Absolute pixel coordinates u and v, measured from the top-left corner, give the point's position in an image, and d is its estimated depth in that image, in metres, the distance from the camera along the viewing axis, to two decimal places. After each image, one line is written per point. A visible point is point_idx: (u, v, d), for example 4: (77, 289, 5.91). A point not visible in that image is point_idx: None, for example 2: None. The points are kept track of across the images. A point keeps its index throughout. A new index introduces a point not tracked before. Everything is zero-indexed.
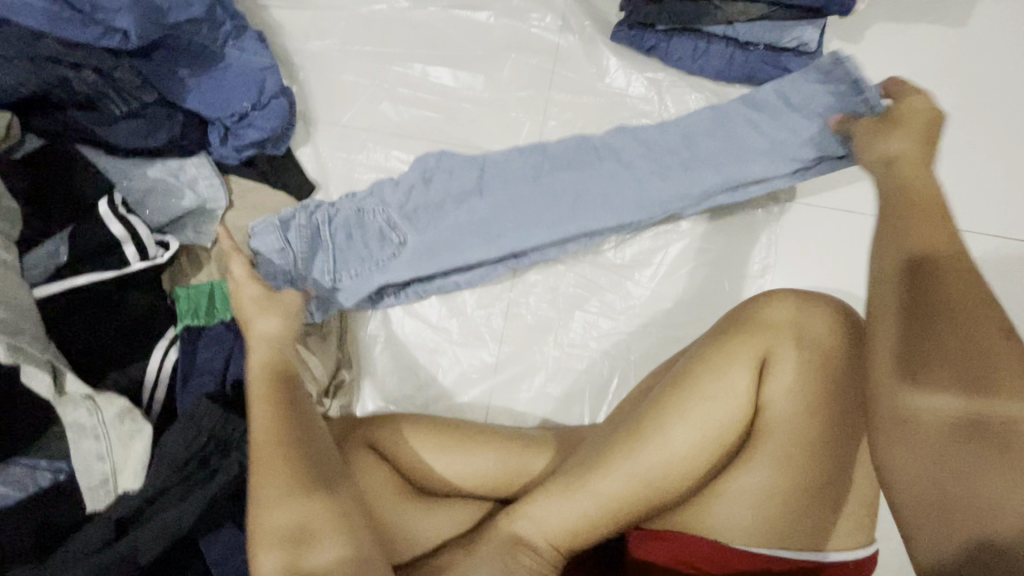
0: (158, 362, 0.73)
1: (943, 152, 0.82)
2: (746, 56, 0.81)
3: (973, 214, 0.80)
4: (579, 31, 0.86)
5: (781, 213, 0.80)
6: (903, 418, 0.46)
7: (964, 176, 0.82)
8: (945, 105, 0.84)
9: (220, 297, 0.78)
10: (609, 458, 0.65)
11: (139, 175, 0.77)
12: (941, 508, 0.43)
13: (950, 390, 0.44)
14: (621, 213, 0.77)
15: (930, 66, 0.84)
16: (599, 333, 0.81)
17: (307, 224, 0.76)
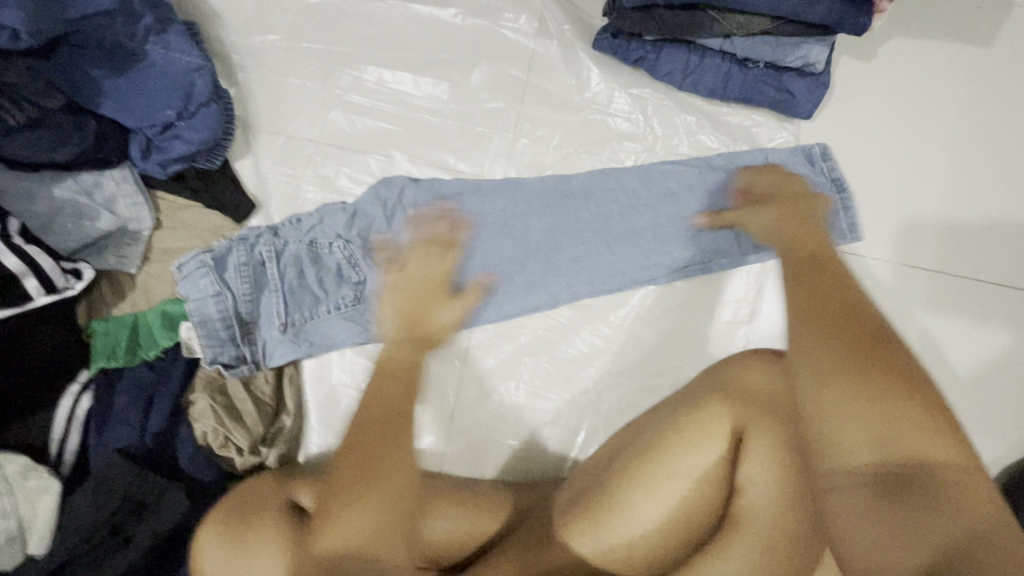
0: (68, 411, 0.65)
1: (955, 189, 0.74)
2: (744, 75, 0.71)
3: (985, 259, 0.73)
4: (558, 36, 0.76)
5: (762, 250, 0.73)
6: (825, 449, 0.39)
7: (976, 219, 0.74)
8: (963, 135, 0.75)
9: (143, 332, 0.70)
10: (571, 529, 0.60)
11: (44, 193, 0.67)
12: (880, 533, 0.35)
13: (852, 394, 0.39)
14: (595, 260, 0.73)
15: (948, 92, 0.75)
16: (569, 380, 0.74)
17: (250, 262, 0.68)
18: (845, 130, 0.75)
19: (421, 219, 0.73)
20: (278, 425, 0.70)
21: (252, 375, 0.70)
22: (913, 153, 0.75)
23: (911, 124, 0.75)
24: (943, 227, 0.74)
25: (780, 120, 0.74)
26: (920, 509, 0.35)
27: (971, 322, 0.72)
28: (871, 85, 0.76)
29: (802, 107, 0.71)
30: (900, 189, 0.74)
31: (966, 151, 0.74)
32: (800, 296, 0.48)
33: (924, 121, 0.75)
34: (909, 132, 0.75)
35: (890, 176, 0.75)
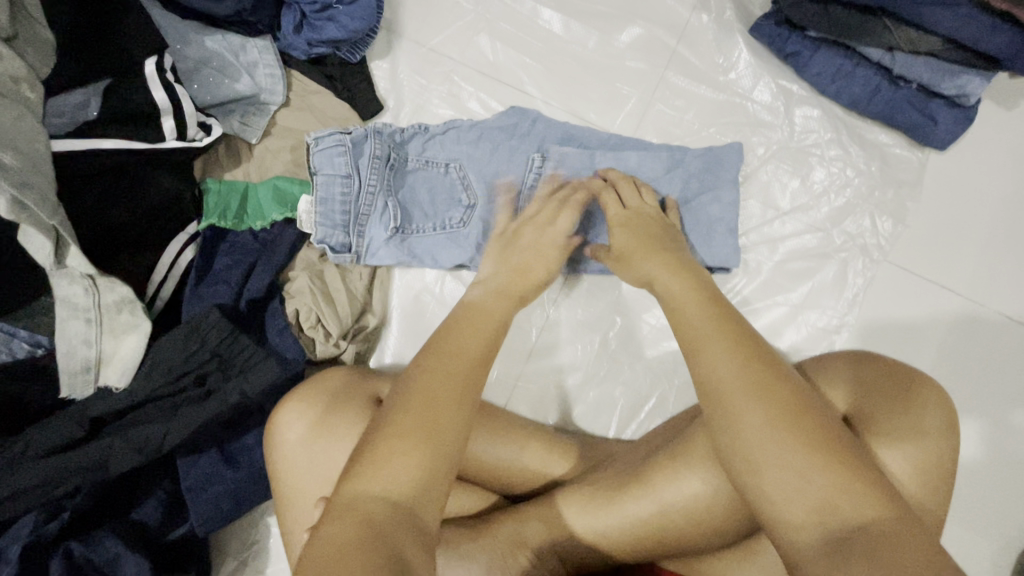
0: (172, 257, 0.65)
1: None
2: (894, 92, 0.71)
3: None
4: (715, 13, 0.76)
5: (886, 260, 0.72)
6: (771, 496, 0.40)
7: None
8: None
9: (253, 201, 0.70)
10: (648, 478, 0.57)
11: (194, 42, 0.67)
12: (823, 488, 0.39)
13: (775, 424, 0.41)
14: (714, 238, 0.70)
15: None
16: (651, 346, 0.75)
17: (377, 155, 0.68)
18: (975, 170, 0.75)
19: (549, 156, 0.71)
20: (362, 323, 0.71)
21: (349, 269, 0.70)
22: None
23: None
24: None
25: (912, 146, 0.75)
26: (844, 441, 0.41)
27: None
28: (1010, 131, 0.76)
29: (941, 135, 0.71)
30: (1018, 239, 0.74)
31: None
32: (737, 339, 0.46)
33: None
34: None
35: (1011, 224, 0.74)
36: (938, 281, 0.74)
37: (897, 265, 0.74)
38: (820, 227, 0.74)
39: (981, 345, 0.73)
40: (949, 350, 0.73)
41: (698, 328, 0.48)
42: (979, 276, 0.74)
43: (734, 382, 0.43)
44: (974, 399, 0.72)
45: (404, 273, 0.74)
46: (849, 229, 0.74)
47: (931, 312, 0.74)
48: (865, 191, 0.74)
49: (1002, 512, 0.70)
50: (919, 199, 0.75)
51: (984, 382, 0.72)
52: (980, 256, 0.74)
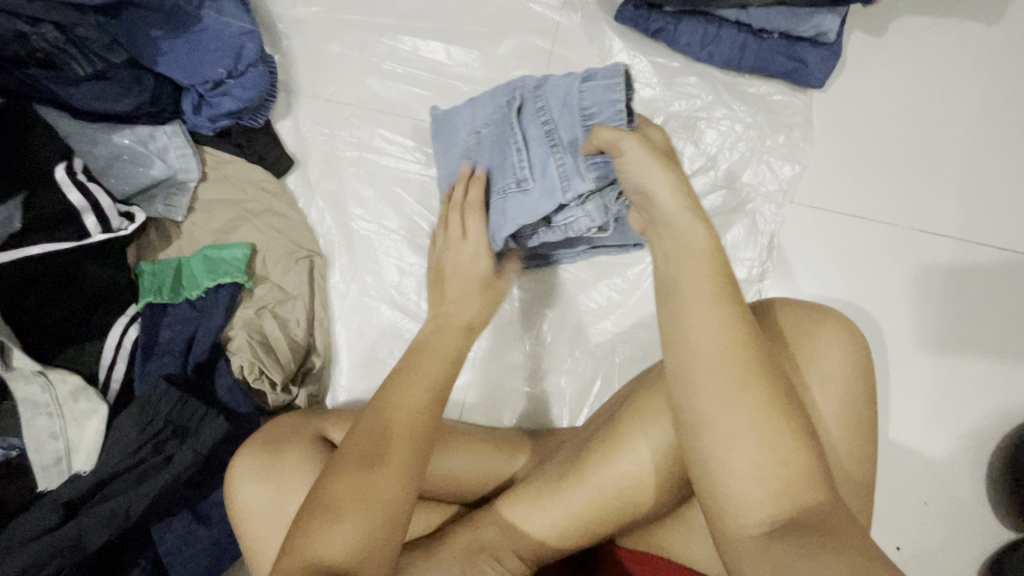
0: (117, 339, 0.70)
1: (962, 158, 0.76)
2: (758, 45, 0.74)
3: (992, 227, 0.75)
4: (581, 9, 0.80)
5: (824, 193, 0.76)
6: (724, 474, 0.42)
7: (995, 190, 0.75)
8: (977, 107, 0.76)
9: (187, 273, 0.74)
10: (584, 465, 0.58)
11: (103, 141, 0.73)
12: (780, 474, 0.41)
13: (749, 402, 0.42)
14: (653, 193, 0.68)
15: (972, 66, 0.77)
16: (586, 334, 0.77)
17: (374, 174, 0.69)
18: (859, 102, 0.78)
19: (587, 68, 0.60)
20: (308, 365, 0.75)
21: (286, 318, 0.75)
22: (936, 126, 0.76)
23: (934, 96, 0.77)
24: (963, 200, 0.75)
25: (792, 90, 0.77)
26: (804, 424, 0.43)
27: (983, 291, 0.74)
28: (885, 58, 0.78)
29: (816, 76, 0.74)
30: (921, 160, 0.76)
31: (991, 126, 0.76)
32: (731, 310, 0.45)
33: (946, 95, 0.77)
34: (933, 104, 0.77)
35: (910, 146, 0.76)
36: (847, 214, 0.76)
37: (809, 205, 0.77)
38: (721, 185, 0.77)
39: (902, 267, 0.75)
40: (873, 279, 0.75)
41: (682, 279, 0.47)
42: (893, 202, 0.76)
43: (709, 348, 0.44)
44: (900, 322, 0.75)
45: (348, 313, 0.79)
46: (749, 182, 0.77)
47: (846, 244, 0.76)
48: (757, 144, 0.77)
49: (942, 423, 0.73)
50: (811, 139, 0.77)
51: (911, 304, 0.75)
52: (889, 181, 0.76)
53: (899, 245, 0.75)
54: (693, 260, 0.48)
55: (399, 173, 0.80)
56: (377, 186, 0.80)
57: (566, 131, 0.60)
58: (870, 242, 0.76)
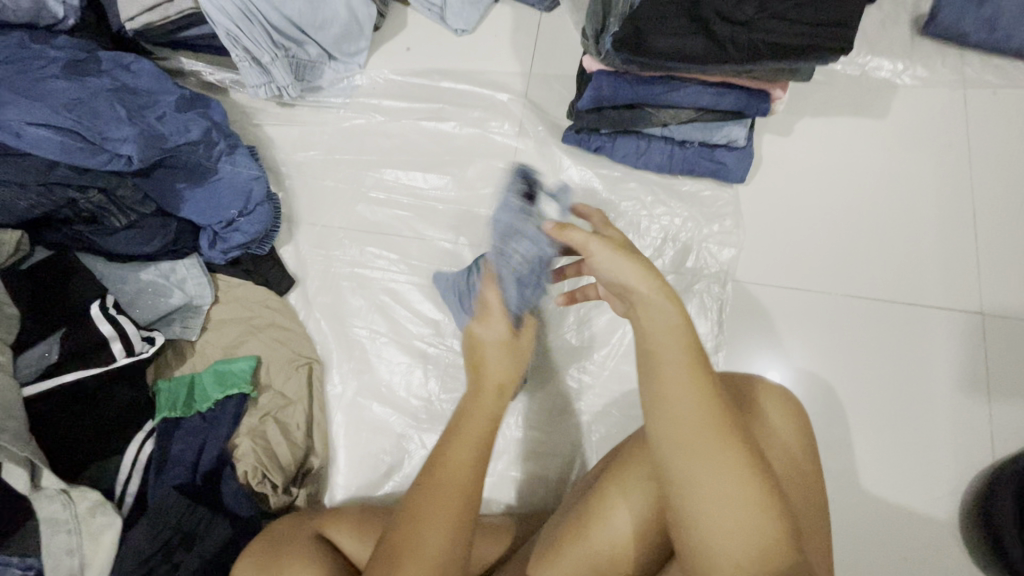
0: (133, 454, 0.76)
1: (876, 230, 0.88)
2: (683, 153, 0.88)
3: (916, 289, 0.85)
4: (534, 135, 0.96)
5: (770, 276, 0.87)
6: (714, 545, 0.48)
7: (916, 256, 0.87)
8: (878, 188, 0.90)
9: (199, 387, 0.83)
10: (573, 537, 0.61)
11: (131, 279, 0.85)
12: (757, 540, 0.48)
13: (728, 474, 0.48)
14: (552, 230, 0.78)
15: (901, 158, 0.90)
16: (564, 417, 0.83)
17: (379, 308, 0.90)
18: (781, 190, 0.91)
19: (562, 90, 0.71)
20: (307, 466, 0.82)
21: (287, 422, 0.82)
22: (890, 211, 0.88)
23: (881, 187, 0.90)
24: (931, 276, 0.86)
25: (720, 186, 0.90)
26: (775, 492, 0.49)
27: (958, 352, 0.83)
28: (796, 153, 0.92)
29: (735, 172, 0.87)
30: (872, 241, 0.88)
31: (901, 202, 0.89)
32: (705, 387, 0.50)
33: (886, 184, 0.90)
34: (881, 193, 0.89)
35: (868, 230, 0.88)
36: (785, 284, 0.87)
37: (785, 287, 0.86)
38: (670, 271, 0.87)
39: (883, 338, 0.84)
40: (856, 350, 0.84)
41: (661, 359, 0.51)
42: (860, 279, 0.86)
43: (693, 433, 0.49)
44: (845, 377, 0.84)
45: (346, 414, 0.86)
46: (694, 266, 0.87)
47: (785, 313, 0.86)
48: (697, 234, 0.88)
49: (916, 477, 0.80)
50: (743, 225, 0.89)
51: (895, 369, 0.83)
52: (860, 263, 0.87)
53: (832, 309, 0.86)
54: (660, 336, 0.52)
55: (386, 283, 0.91)
56: (367, 296, 0.91)
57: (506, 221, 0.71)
58: (806, 307, 0.86)
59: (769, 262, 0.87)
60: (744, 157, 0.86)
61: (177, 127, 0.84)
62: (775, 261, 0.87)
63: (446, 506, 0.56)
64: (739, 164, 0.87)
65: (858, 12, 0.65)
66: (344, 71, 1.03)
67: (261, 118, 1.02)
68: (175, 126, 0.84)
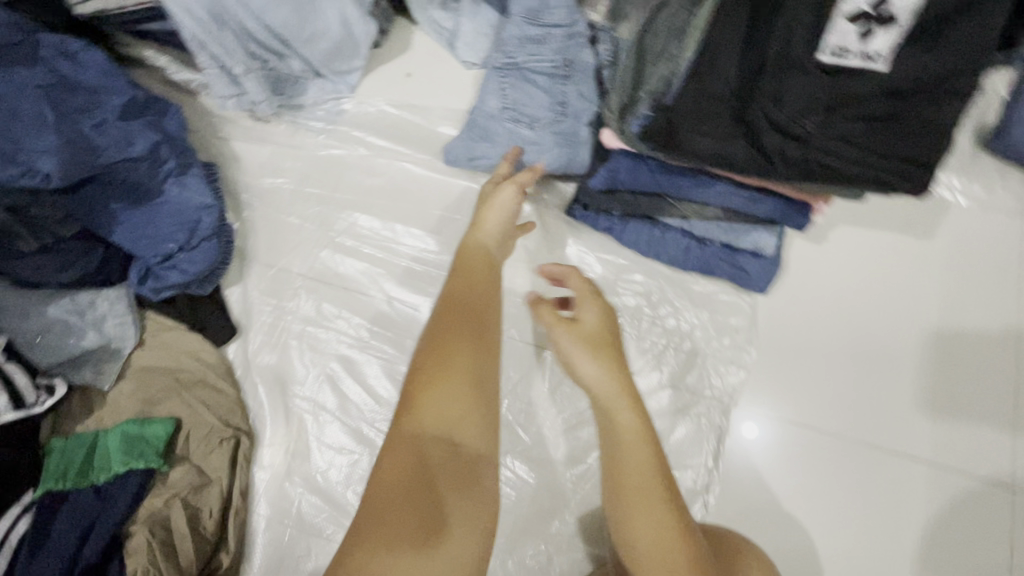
0: (1, 534, 0.63)
1: (887, 360, 0.77)
2: (702, 251, 0.76)
3: (915, 429, 0.74)
4: (536, 200, 0.84)
5: (774, 405, 0.76)
6: None
7: (926, 387, 0.76)
8: (903, 314, 0.78)
9: (101, 451, 0.70)
10: None
11: (36, 314, 0.71)
12: None
13: None
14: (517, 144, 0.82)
15: (913, 285, 0.79)
16: (522, 539, 0.72)
17: (329, 377, 0.78)
18: (791, 303, 0.79)
19: (570, 23, 0.81)
20: (213, 564, 0.69)
21: (198, 507, 0.70)
22: (886, 338, 0.77)
23: (881, 310, 0.79)
24: (918, 424, 0.75)
25: (738, 291, 0.79)
26: None
27: (933, 518, 0.72)
28: (822, 264, 0.81)
29: (757, 282, 0.76)
30: (878, 365, 0.77)
31: (914, 327, 0.78)
32: (670, 502, 0.52)
33: (889, 309, 0.79)
34: (880, 317, 0.78)
35: (858, 354, 0.77)
36: (773, 409, 0.76)
37: (768, 409, 0.76)
38: (667, 384, 0.76)
39: (853, 482, 0.73)
40: (822, 493, 0.73)
41: (622, 470, 0.54)
42: (856, 408, 0.75)
43: (652, 559, 0.51)
44: (824, 516, 0.72)
45: (270, 502, 0.74)
46: (694, 381, 0.76)
47: (767, 439, 0.75)
48: (702, 345, 0.77)
49: None
50: (753, 339, 0.78)
51: (861, 517, 0.72)
52: (844, 390, 0.76)
53: (823, 442, 0.75)
54: (630, 438, 0.54)
55: (341, 349, 0.79)
56: (317, 361, 0.78)
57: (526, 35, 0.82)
58: (791, 433, 0.75)
59: (779, 385, 0.76)
60: (771, 267, 0.75)
61: (118, 138, 0.71)
62: (784, 383, 0.76)
63: (458, 335, 0.53)
64: (765, 274, 0.75)
65: (945, 149, 0.53)
66: (331, 92, 0.89)
67: (228, 130, 0.89)
68: (115, 137, 0.71)
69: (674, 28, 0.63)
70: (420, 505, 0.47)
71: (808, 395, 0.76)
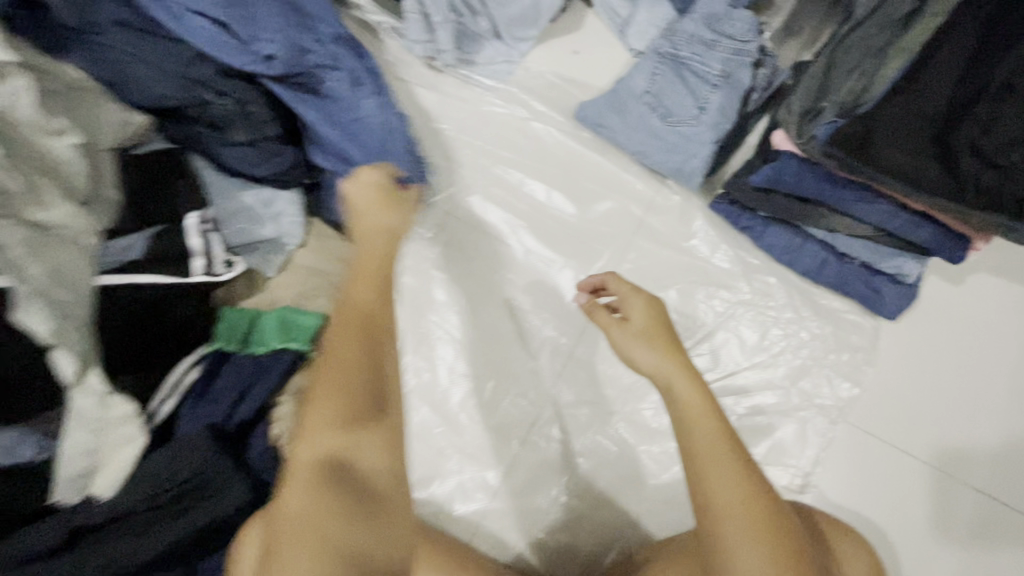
0: (178, 375, 0.72)
1: (1003, 413, 0.77)
2: (840, 266, 0.77)
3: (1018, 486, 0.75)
4: (680, 191, 0.88)
5: (880, 431, 0.77)
6: None
7: None
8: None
9: (259, 328, 0.78)
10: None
11: (232, 197, 0.81)
12: None
13: (768, 547, 0.51)
14: (654, 133, 0.86)
15: (1017, 343, 0.79)
16: (611, 491, 0.78)
17: (461, 310, 0.84)
18: (912, 336, 0.81)
19: (745, 39, 0.85)
20: None
21: None
22: (999, 389, 0.78)
23: (977, 375, 0.79)
24: (997, 479, 0.75)
25: (865, 313, 0.80)
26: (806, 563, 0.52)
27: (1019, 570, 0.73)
28: (953, 304, 0.81)
29: (888, 307, 0.77)
30: (989, 414, 0.77)
31: None
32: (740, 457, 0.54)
33: (979, 387, 0.78)
34: (974, 383, 0.78)
35: (923, 437, 0.77)
36: (877, 435, 0.77)
37: (871, 432, 0.77)
38: (779, 385, 0.79)
39: (941, 521, 0.75)
40: (907, 523, 0.75)
41: (694, 433, 0.55)
42: (957, 451, 0.77)
43: (729, 502, 0.52)
44: (910, 547, 0.74)
45: None
46: (805, 389, 0.78)
47: (866, 461, 0.77)
48: (820, 357, 0.79)
49: None
50: (869, 361, 0.79)
51: (944, 555, 0.74)
52: (909, 470, 0.76)
53: (922, 479, 0.76)
54: (696, 399, 0.57)
55: (476, 288, 0.85)
56: (452, 294, 0.85)
57: (696, 42, 0.87)
58: (891, 462, 0.77)
59: (887, 412, 0.78)
60: (903, 296, 0.76)
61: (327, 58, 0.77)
62: (895, 413, 0.78)
63: (346, 338, 0.67)
64: (896, 301, 0.77)
65: None
66: (504, 54, 0.95)
67: (404, 72, 0.96)
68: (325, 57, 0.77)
69: (873, 47, 0.66)
70: (351, 498, 0.60)
71: (915, 428, 0.77)
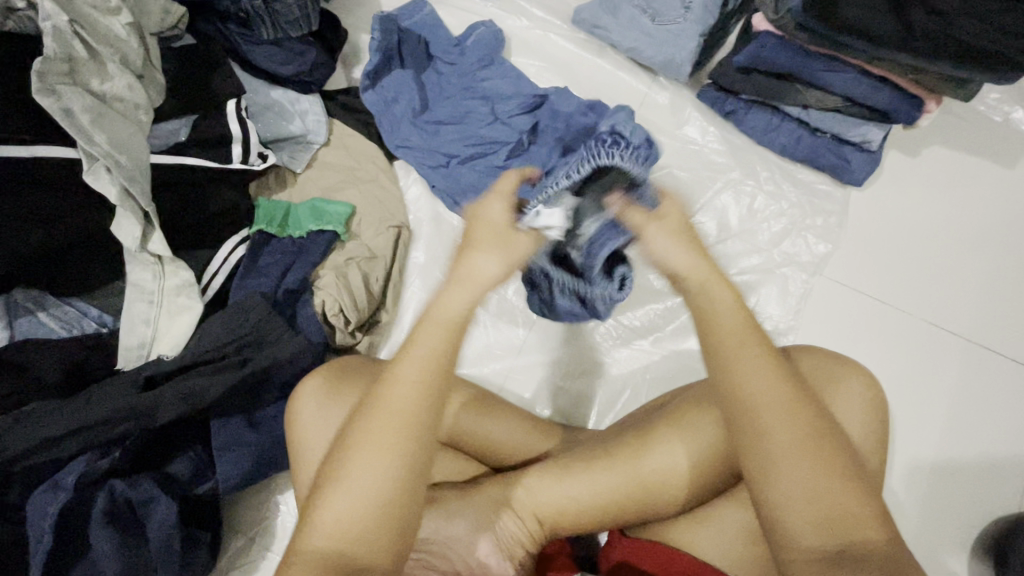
0: (227, 252, 0.79)
1: (960, 263, 0.89)
2: (813, 140, 0.88)
3: (980, 323, 0.86)
4: (670, 87, 0.97)
5: (852, 282, 0.89)
6: (772, 511, 0.45)
7: (994, 292, 0.87)
8: (981, 228, 0.90)
9: (294, 214, 0.85)
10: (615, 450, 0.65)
11: (264, 94, 0.88)
12: (827, 505, 0.44)
13: (806, 430, 0.46)
14: (644, 31, 0.92)
15: (974, 206, 0.91)
16: (623, 346, 0.87)
17: None
18: (883, 204, 0.92)
19: None
20: (377, 317, 0.86)
21: (370, 271, 0.84)
22: (962, 245, 0.89)
23: (942, 234, 0.90)
24: (964, 320, 0.86)
25: (836, 183, 0.91)
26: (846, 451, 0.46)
27: (990, 395, 0.83)
28: (914, 174, 0.93)
29: (856, 173, 0.87)
30: (953, 266, 0.88)
31: (991, 242, 0.89)
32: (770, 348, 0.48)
33: (944, 245, 0.89)
34: (940, 241, 0.90)
35: (893, 286, 0.88)
36: (859, 289, 0.89)
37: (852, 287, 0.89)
38: (763, 248, 0.89)
39: (919, 359, 0.85)
40: (891, 362, 0.85)
41: (716, 318, 0.50)
42: (928, 300, 0.88)
43: (752, 391, 0.47)
44: (893, 379, 0.85)
45: (422, 283, 0.89)
46: (784, 250, 0.89)
47: (844, 307, 0.88)
48: (798, 222, 0.90)
49: (949, 469, 0.81)
50: (843, 226, 0.91)
51: (925, 386, 0.84)
52: (889, 318, 0.87)
53: (896, 321, 0.87)
54: (717, 284, 0.51)
55: None
56: None
57: None
58: (867, 308, 0.88)
59: (857, 266, 0.89)
60: (869, 162, 0.86)
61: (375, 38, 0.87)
62: (863, 267, 0.89)
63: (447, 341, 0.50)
64: (864, 167, 0.87)
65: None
66: None
67: None
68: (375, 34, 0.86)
69: None
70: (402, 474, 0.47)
71: (885, 278, 0.89)
